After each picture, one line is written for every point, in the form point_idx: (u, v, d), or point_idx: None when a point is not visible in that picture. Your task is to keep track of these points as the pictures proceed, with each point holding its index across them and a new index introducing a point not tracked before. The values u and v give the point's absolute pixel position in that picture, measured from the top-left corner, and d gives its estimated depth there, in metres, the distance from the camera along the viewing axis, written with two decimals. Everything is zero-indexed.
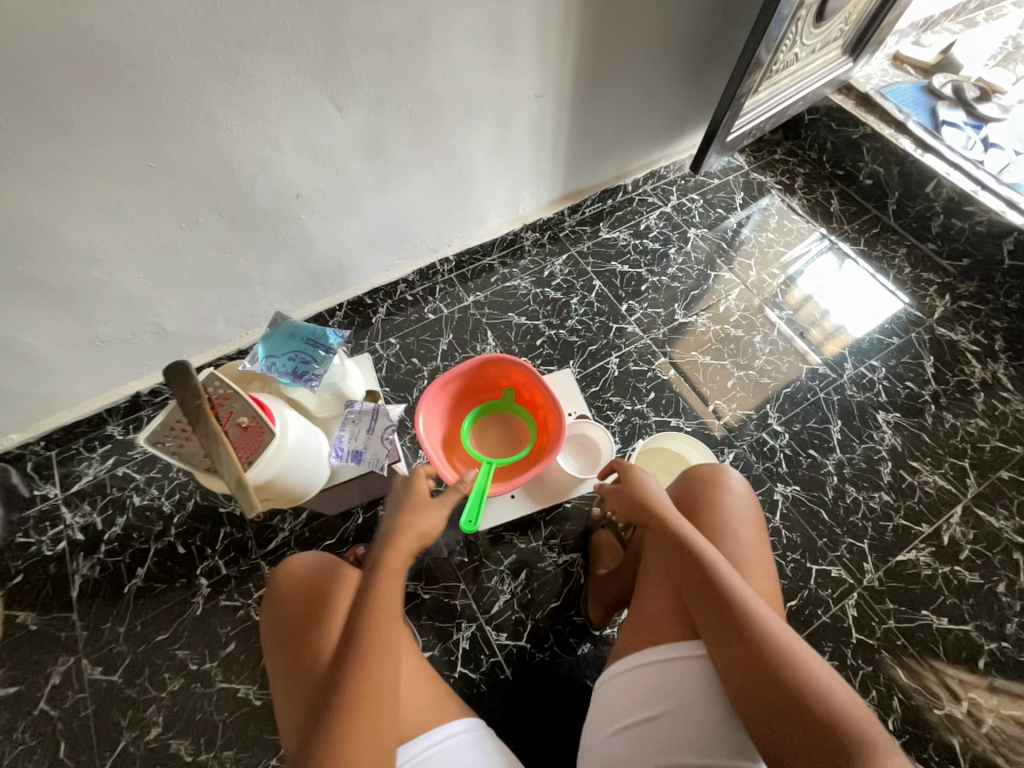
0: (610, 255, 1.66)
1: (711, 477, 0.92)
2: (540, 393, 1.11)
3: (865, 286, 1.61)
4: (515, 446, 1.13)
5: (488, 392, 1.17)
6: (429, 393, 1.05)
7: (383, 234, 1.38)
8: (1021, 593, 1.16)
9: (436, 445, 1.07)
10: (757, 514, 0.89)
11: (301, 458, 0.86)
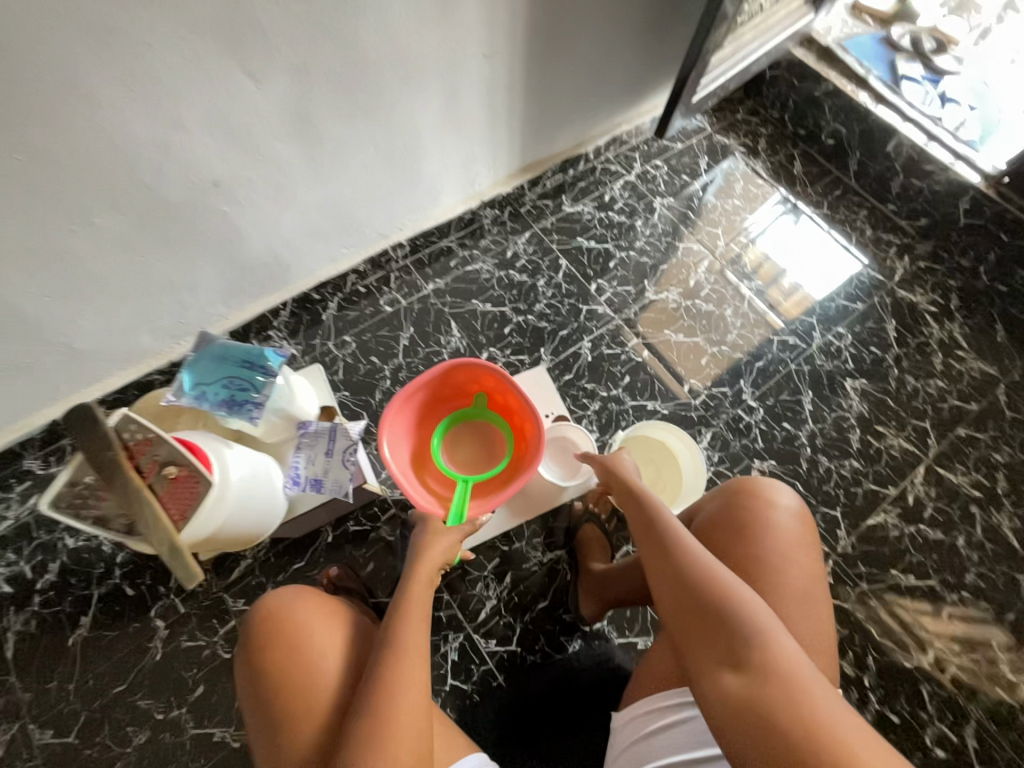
0: (575, 231, 1.56)
1: (746, 486, 0.85)
2: (515, 398, 1.02)
3: (830, 251, 1.60)
4: (491, 456, 1.05)
5: (459, 400, 1.07)
6: (391, 412, 0.95)
7: (325, 223, 1.23)
8: (978, 544, 1.23)
9: (404, 468, 0.97)
10: (806, 533, 0.80)
11: (250, 505, 0.77)
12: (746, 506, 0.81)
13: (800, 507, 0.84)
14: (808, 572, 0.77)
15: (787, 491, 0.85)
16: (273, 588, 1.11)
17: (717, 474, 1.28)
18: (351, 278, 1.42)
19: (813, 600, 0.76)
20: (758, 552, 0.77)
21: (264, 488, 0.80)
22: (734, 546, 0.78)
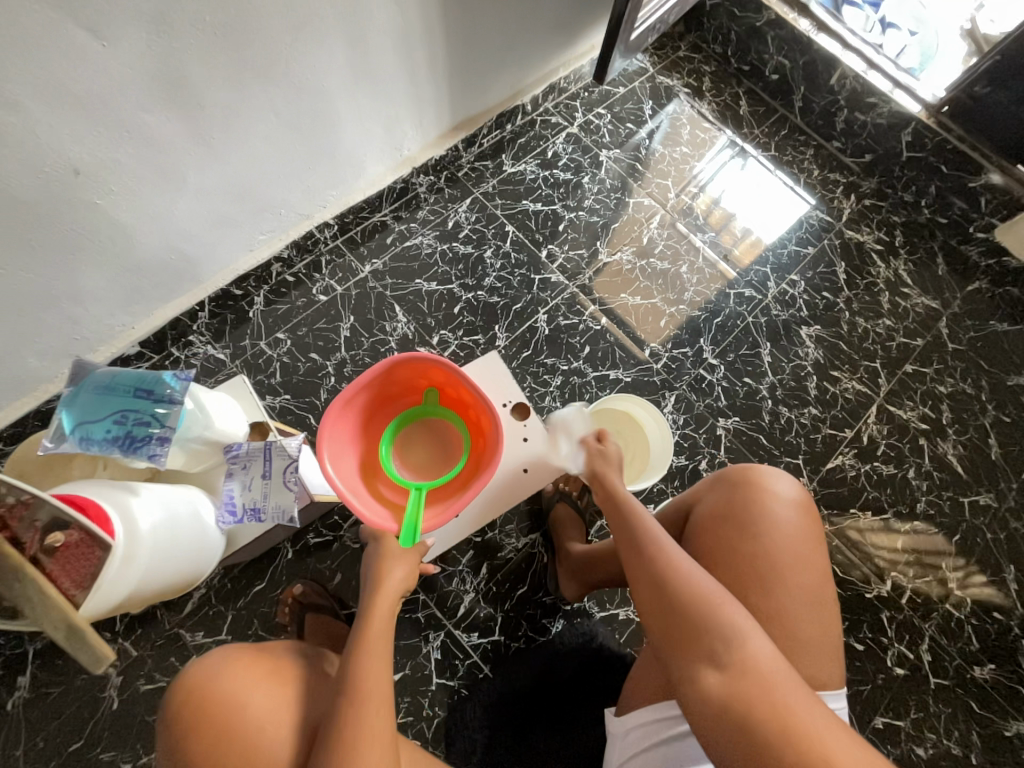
0: (520, 194, 1.45)
1: (742, 476, 0.75)
2: (467, 392, 0.95)
3: (780, 195, 1.56)
4: (448, 455, 0.98)
5: (408, 397, 0.99)
6: (329, 419, 0.87)
7: (231, 208, 1.07)
8: (926, 474, 1.29)
9: (350, 478, 0.90)
10: (809, 526, 0.71)
11: (174, 551, 0.68)
12: (744, 500, 0.72)
13: (800, 496, 0.76)
14: (811, 567, 0.70)
15: (786, 480, 0.76)
16: (234, 615, 1.03)
17: (684, 437, 1.27)
18: (275, 266, 1.27)
19: (815, 596, 0.69)
20: (760, 551, 0.68)
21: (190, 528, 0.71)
22: (733, 548, 0.69)
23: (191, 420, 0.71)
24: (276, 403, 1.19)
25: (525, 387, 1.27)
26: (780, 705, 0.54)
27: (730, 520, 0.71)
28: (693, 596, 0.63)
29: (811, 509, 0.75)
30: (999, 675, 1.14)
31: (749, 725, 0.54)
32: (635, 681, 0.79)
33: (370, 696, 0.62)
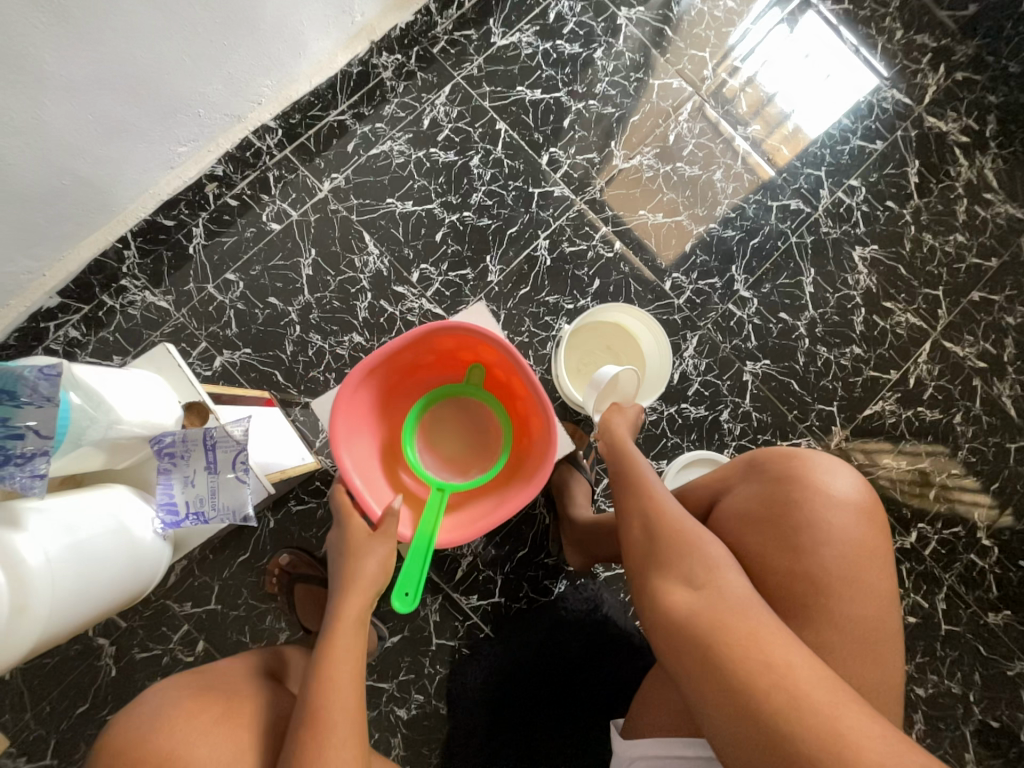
0: (513, 78, 1.14)
1: (785, 466, 0.66)
2: (520, 382, 0.78)
3: (848, 69, 1.21)
4: (483, 447, 0.84)
5: (448, 370, 0.84)
6: (351, 386, 0.72)
7: (132, 112, 0.83)
8: (975, 419, 1.15)
9: (365, 460, 0.76)
10: (868, 535, 0.62)
11: (95, 578, 0.57)
12: (786, 498, 0.64)
13: (864, 500, 0.65)
14: (867, 589, 0.61)
15: (849, 477, 0.65)
16: (221, 584, 0.98)
17: (705, 384, 1.11)
18: (210, 187, 1.04)
19: (870, 627, 0.60)
20: (802, 568, 0.61)
21: (112, 549, 0.59)
22: (766, 552, 0.63)
23: (84, 419, 0.55)
24: (237, 359, 1.03)
25: (523, 331, 1.09)
26: (761, 646, 0.51)
27: (767, 519, 0.64)
28: (679, 535, 0.63)
29: (880, 522, 0.65)
30: (1014, 621, 1.11)
31: (722, 658, 0.52)
32: (643, 698, 0.73)
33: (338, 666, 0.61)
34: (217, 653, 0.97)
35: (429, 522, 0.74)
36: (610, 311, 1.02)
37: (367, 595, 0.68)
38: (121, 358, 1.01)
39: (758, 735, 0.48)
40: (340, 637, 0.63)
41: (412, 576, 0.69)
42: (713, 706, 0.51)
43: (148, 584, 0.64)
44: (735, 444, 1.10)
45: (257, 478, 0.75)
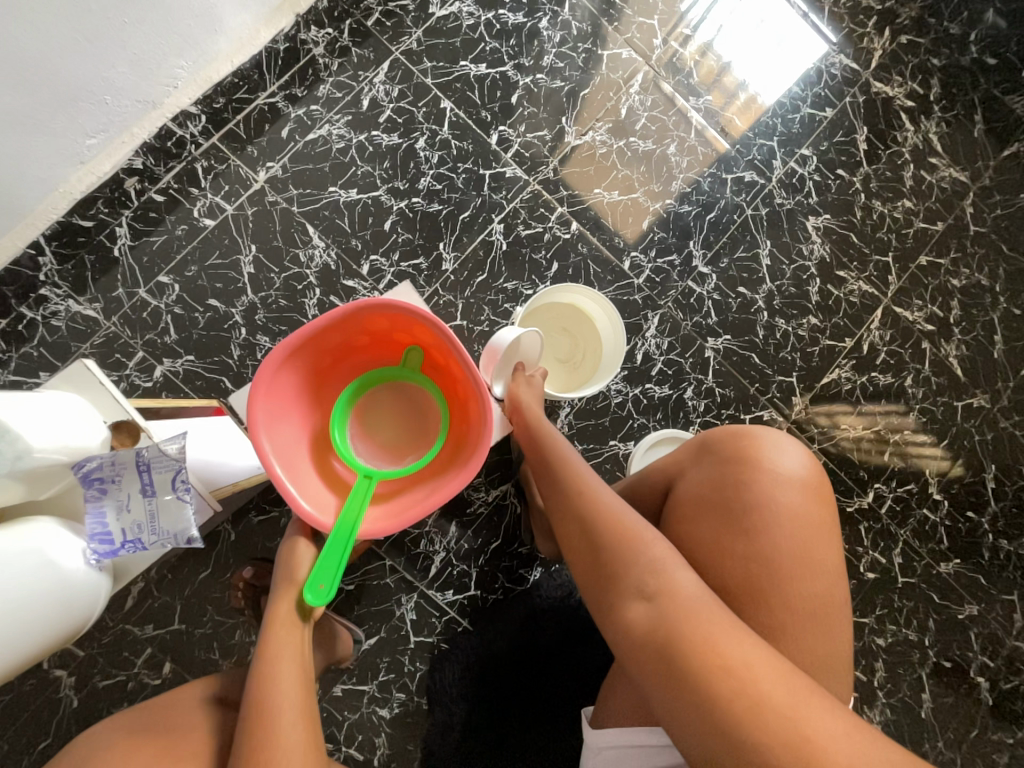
0: (455, 52, 1.08)
1: (735, 448, 0.67)
2: (456, 362, 0.71)
3: (796, 34, 1.20)
4: (422, 434, 0.76)
5: (384, 353, 0.76)
6: (275, 363, 0.64)
7: (22, 104, 0.75)
8: (925, 380, 1.19)
9: (289, 447, 0.67)
10: (815, 509, 0.64)
11: (20, 622, 0.53)
12: (736, 480, 0.65)
13: (809, 474, 0.66)
14: (817, 563, 0.63)
15: (795, 454, 0.67)
16: (184, 603, 0.94)
17: (669, 363, 1.11)
18: (130, 182, 0.96)
19: (821, 599, 0.62)
20: (757, 550, 0.62)
21: (38, 588, 0.55)
22: (722, 537, 0.63)
23: None
24: (179, 367, 0.97)
25: (482, 320, 1.05)
26: (722, 652, 0.51)
27: (721, 504, 0.65)
28: (630, 541, 0.61)
29: (824, 495, 0.67)
30: (963, 568, 1.17)
31: (688, 674, 0.51)
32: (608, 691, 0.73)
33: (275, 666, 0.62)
34: (185, 672, 0.93)
35: (353, 508, 0.66)
36: (563, 293, 1.01)
37: (295, 596, 0.69)
38: (48, 374, 0.94)
39: (729, 748, 0.48)
40: (275, 639, 0.65)
41: (330, 566, 0.64)
42: (682, 717, 0.50)
43: (88, 618, 0.61)
44: (700, 420, 1.11)
45: (201, 497, 0.71)
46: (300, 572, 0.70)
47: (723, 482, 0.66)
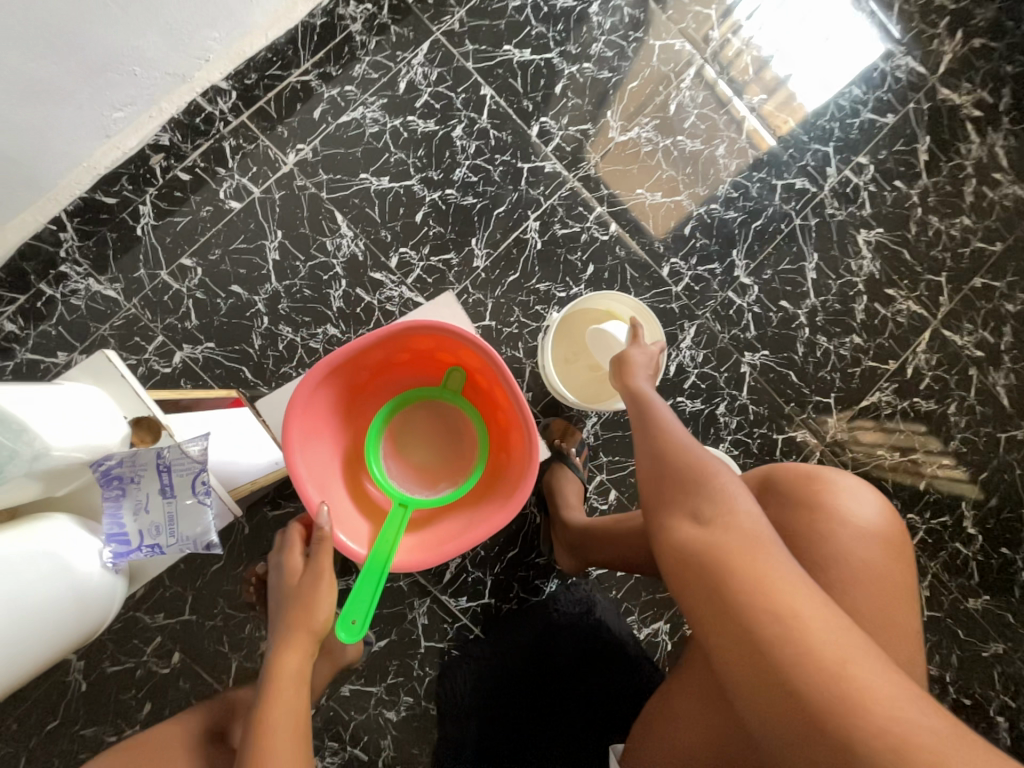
0: (499, 36, 1.02)
1: (806, 493, 0.63)
2: (501, 391, 0.66)
3: (862, 32, 1.12)
4: (458, 460, 0.72)
5: (424, 370, 0.71)
6: (309, 380, 0.60)
7: (48, 70, 0.71)
8: (969, 409, 1.13)
9: (321, 468, 0.64)
10: (889, 566, 0.61)
11: (31, 626, 0.52)
12: (806, 532, 0.61)
13: (886, 527, 0.63)
14: (894, 625, 0.59)
15: (871, 503, 0.63)
16: (195, 595, 0.93)
17: (702, 377, 1.07)
18: (155, 158, 0.92)
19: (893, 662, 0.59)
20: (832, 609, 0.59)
21: (51, 590, 0.53)
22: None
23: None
24: (199, 354, 0.94)
25: (512, 322, 1.01)
26: (781, 582, 0.49)
27: (791, 555, 0.62)
28: (691, 481, 0.60)
29: (902, 552, 0.63)
30: (992, 606, 1.13)
31: (738, 596, 0.50)
32: (644, 728, 0.68)
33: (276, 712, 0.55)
34: (194, 664, 0.92)
35: (386, 541, 0.62)
36: (649, 327, 0.94)
37: (308, 647, 0.60)
38: (66, 354, 0.91)
39: (771, 680, 0.46)
40: (280, 698, 0.56)
41: (360, 602, 0.59)
42: (724, 640, 0.49)
43: (103, 619, 0.59)
44: (731, 437, 1.07)
45: (223, 500, 0.68)
46: (316, 619, 0.61)
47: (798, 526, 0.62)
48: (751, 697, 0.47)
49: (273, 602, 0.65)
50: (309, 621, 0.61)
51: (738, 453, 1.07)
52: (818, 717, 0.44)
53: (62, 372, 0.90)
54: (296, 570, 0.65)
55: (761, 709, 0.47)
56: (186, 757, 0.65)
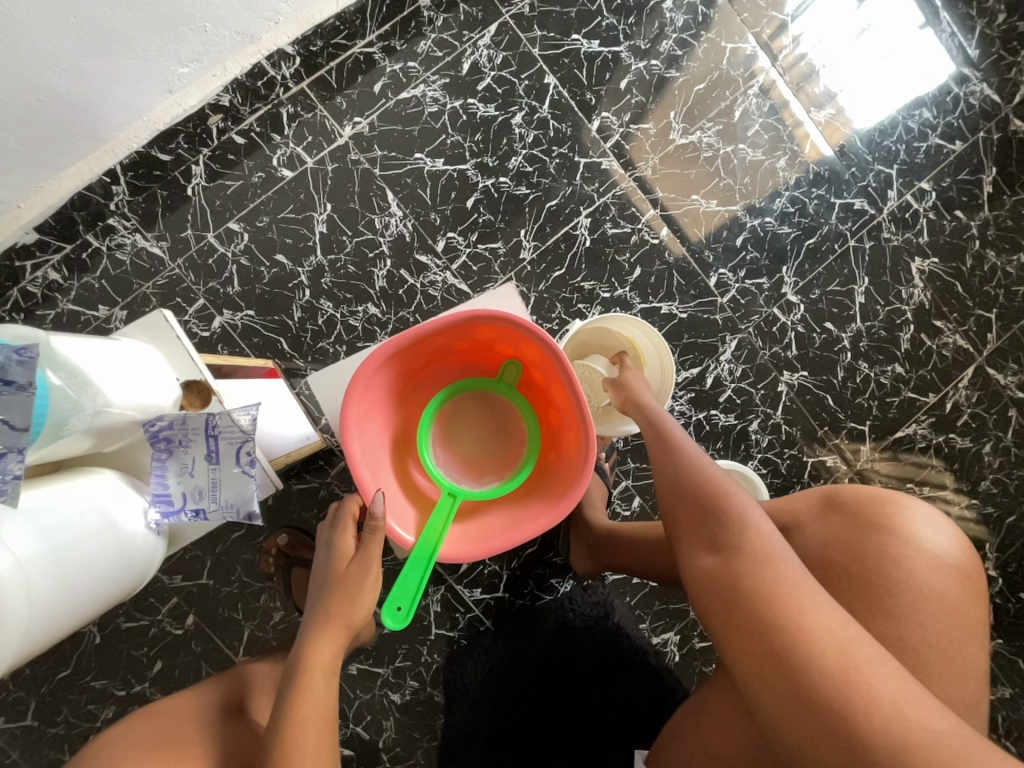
0: (569, 24, 1.00)
1: (874, 514, 0.62)
2: (559, 390, 0.65)
3: (939, 52, 1.08)
4: (506, 455, 0.72)
5: (479, 361, 0.71)
6: (373, 362, 0.61)
7: (123, 20, 0.70)
8: (1006, 450, 1.07)
9: (374, 450, 0.65)
10: (962, 598, 0.60)
11: (78, 581, 0.52)
12: (878, 554, 0.60)
13: (961, 557, 0.61)
14: (959, 655, 0.58)
15: (947, 533, 0.62)
16: (214, 560, 0.93)
17: (738, 392, 1.05)
18: (213, 118, 0.91)
19: (955, 692, 0.57)
20: (897, 637, 0.57)
21: (98, 546, 0.53)
22: (856, 614, 0.59)
23: (66, 405, 0.47)
24: (238, 321, 0.93)
25: (553, 317, 0.99)
26: (791, 597, 0.49)
27: (857, 574, 0.60)
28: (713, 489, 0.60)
29: (977, 585, 0.61)
30: None
31: (749, 605, 0.49)
32: (679, 733, 0.68)
33: (306, 702, 0.55)
34: (207, 627, 0.92)
35: (434, 529, 0.63)
36: (652, 345, 0.87)
37: (342, 641, 0.59)
38: (107, 309, 0.91)
39: (784, 687, 0.45)
40: (310, 691, 0.55)
41: (407, 589, 0.59)
42: (737, 646, 0.49)
43: (143, 576, 0.60)
44: (761, 456, 1.05)
45: (265, 471, 0.68)
46: (355, 613, 0.60)
47: (864, 549, 0.61)
48: (759, 699, 0.46)
49: (316, 580, 0.64)
50: (349, 615, 0.60)
51: (766, 472, 1.06)
52: (825, 713, 0.43)
53: (102, 326, 0.90)
54: (345, 553, 0.63)
55: (766, 708, 0.45)
56: (203, 721, 0.65)
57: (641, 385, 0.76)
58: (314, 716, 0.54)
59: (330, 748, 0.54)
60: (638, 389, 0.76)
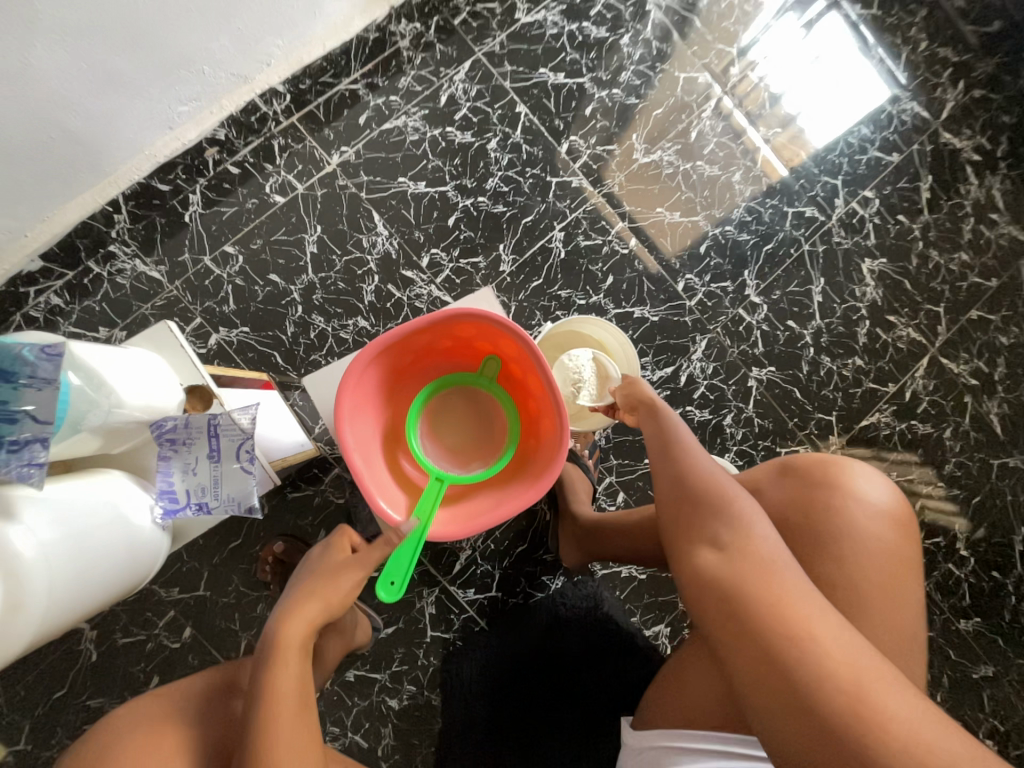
0: (536, 60, 1.10)
1: (823, 478, 0.68)
2: (536, 380, 0.71)
3: (871, 76, 1.20)
4: (490, 443, 0.77)
5: (462, 358, 0.76)
6: (362, 359, 0.65)
7: (128, 65, 0.78)
8: (965, 434, 1.14)
9: (366, 442, 0.69)
10: (899, 544, 0.66)
11: (95, 571, 0.55)
12: (825, 508, 0.66)
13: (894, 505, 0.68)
14: (897, 594, 0.64)
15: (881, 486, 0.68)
16: (211, 570, 0.95)
17: (711, 388, 1.11)
18: (210, 151, 0.98)
19: (895, 624, 0.63)
20: (843, 580, 0.63)
21: (110, 538, 0.57)
22: (808, 564, 0.65)
23: (83, 403, 0.52)
24: (233, 337, 0.98)
25: (533, 324, 1.06)
26: (792, 607, 0.52)
27: (809, 530, 0.65)
28: (713, 499, 0.63)
29: (909, 530, 0.68)
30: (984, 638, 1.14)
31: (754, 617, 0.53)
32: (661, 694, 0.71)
33: (282, 674, 0.56)
34: (203, 639, 0.93)
35: (424, 511, 0.67)
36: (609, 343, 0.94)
37: (320, 617, 0.61)
38: (107, 330, 0.95)
39: (791, 699, 0.49)
40: (287, 665, 0.57)
41: (400, 564, 0.64)
42: (741, 652, 0.53)
43: (151, 569, 0.63)
44: (736, 448, 1.11)
45: (265, 469, 0.71)
46: (337, 591, 0.63)
47: (814, 505, 0.66)
48: (761, 707, 0.51)
49: (305, 569, 0.68)
50: (330, 593, 0.63)
51: (743, 464, 1.11)
52: (831, 728, 0.47)
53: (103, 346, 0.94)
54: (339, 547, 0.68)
55: (765, 713, 0.50)
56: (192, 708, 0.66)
57: (643, 389, 0.80)
58: (291, 687, 0.56)
59: (305, 722, 0.55)
60: (645, 395, 0.79)
